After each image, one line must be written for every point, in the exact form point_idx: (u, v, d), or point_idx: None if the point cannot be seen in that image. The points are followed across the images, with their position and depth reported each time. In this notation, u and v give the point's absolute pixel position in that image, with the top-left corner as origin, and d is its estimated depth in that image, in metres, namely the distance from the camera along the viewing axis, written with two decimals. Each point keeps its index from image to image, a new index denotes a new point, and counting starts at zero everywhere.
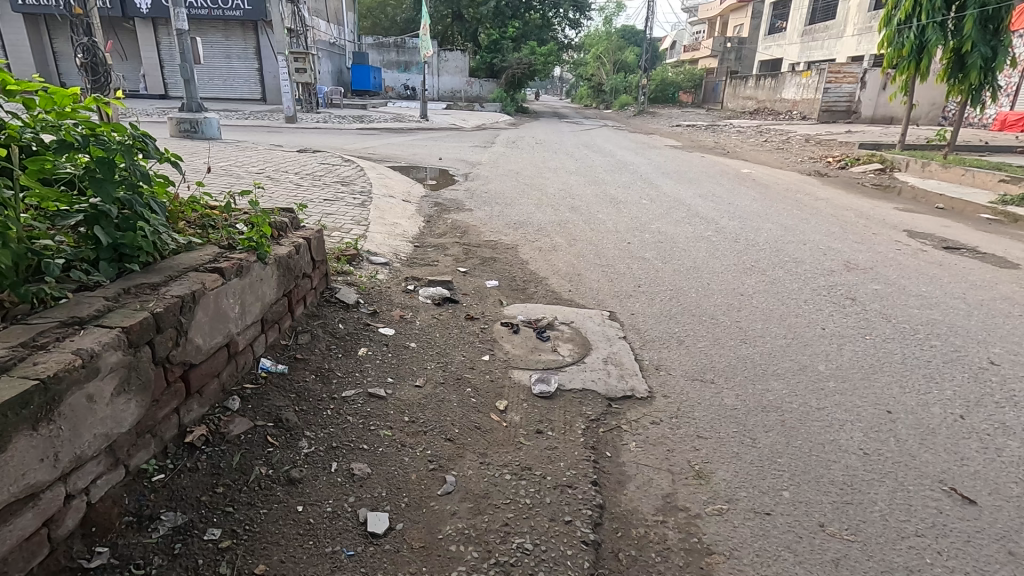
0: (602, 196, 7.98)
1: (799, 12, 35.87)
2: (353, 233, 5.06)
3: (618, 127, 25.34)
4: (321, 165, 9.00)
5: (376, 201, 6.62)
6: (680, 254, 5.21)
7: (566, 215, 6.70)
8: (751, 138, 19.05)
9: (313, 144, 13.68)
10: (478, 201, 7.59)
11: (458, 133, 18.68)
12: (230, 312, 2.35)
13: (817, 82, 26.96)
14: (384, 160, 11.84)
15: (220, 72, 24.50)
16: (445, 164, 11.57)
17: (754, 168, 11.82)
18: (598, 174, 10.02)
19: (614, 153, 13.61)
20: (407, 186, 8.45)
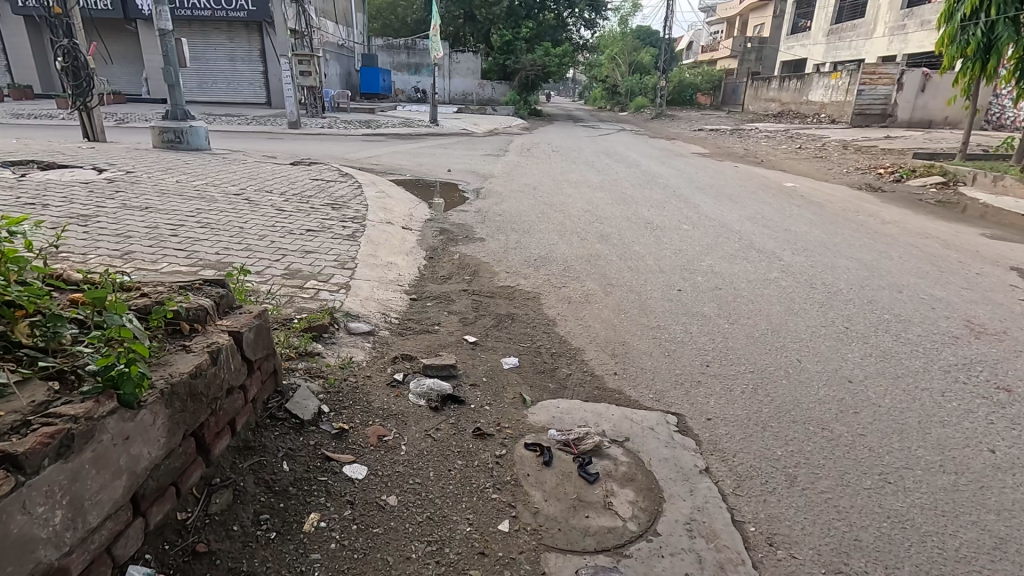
0: (634, 219, 6.88)
1: (825, 10, 34.40)
2: (335, 281, 4.02)
3: (637, 131, 24.18)
4: (313, 181, 8.00)
5: (371, 230, 5.59)
6: (750, 310, 4.09)
7: (596, 246, 5.63)
8: (782, 144, 17.81)
9: (313, 154, 12.71)
10: (491, 225, 6.54)
11: (468, 140, 17.66)
12: (39, 530, 1.30)
13: (847, 84, 25.58)
14: (387, 171, 10.84)
15: (224, 75, 23.72)
16: (455, 176, 10.55)
17: (798, 181, 10.65)
18: (625, 190, 8.91)
19: (639, 163, 12.48)
20: (411, 206, 7.42)
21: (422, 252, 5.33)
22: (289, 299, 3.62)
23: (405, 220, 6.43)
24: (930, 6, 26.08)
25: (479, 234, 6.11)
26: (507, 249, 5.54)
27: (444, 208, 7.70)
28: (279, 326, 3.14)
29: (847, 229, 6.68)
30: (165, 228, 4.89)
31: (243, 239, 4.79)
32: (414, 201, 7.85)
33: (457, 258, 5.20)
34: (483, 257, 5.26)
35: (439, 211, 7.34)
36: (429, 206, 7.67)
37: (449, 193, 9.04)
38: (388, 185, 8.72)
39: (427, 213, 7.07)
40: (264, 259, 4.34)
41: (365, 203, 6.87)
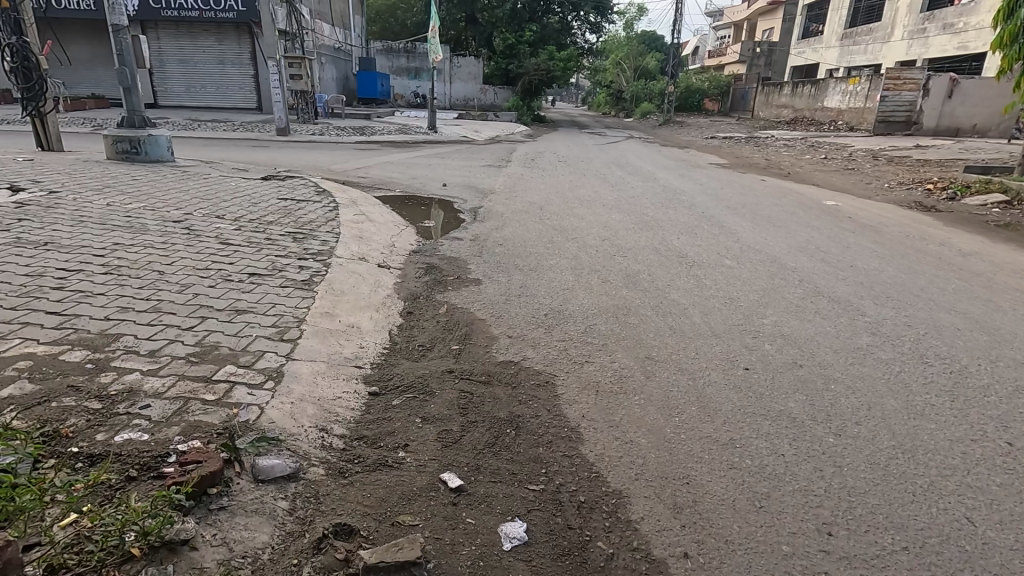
0: (664, 250, 5.69)
1: (839, 13, 33.27)
2: (264, 367, 2.81)
3: (647, 139, 23.05)
4: (283, 201, 6.84)
5: (335, 273, 4.39)
6: (855, 408, 2.87)
7: (622, 293, 4.42)
8: (804, 153, 16.64)
9: (296, 165, 11.58)
10: (489, 259, 5.34)
11: (469, 148, 16.51)
12: None
13: (867, 90, 24.39)
14: (375, 186, 9.70)
15: (213, 78, 22.72)
16: (450, 191, 9.37)
17: (836, 198, 9.45)
18: (646, 210, 7.73)
19: (654, 176, 11.32)
20: (395, 232, 6.24)
21: (399, 303, 4.12)
22: (181, 409, 2.40)
23: (384, 253, 5.24)
24: (953, 9, 24.91)
25: (474, 273, 4.91)
26: (508, 297, 4.34)
27: (434, 233, 6.52)
28: (136, 484, 1.93)
29: (925, 265, 5.45)
30: (55, 275, 3.69)
31: (156, 292, 3.59)
32: (399, 226, 6.68)
33: (443, 311, 4.01)
34: (478, 310, 4.06)
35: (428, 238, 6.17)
36: (417, 232, 6.50)
37: (443, 213, 7.88)
38: (373, 205, 7.57)
39: (413, 242, 5.88)
40: (174, 327, 3.14)
41: (338, 230, 5.70)
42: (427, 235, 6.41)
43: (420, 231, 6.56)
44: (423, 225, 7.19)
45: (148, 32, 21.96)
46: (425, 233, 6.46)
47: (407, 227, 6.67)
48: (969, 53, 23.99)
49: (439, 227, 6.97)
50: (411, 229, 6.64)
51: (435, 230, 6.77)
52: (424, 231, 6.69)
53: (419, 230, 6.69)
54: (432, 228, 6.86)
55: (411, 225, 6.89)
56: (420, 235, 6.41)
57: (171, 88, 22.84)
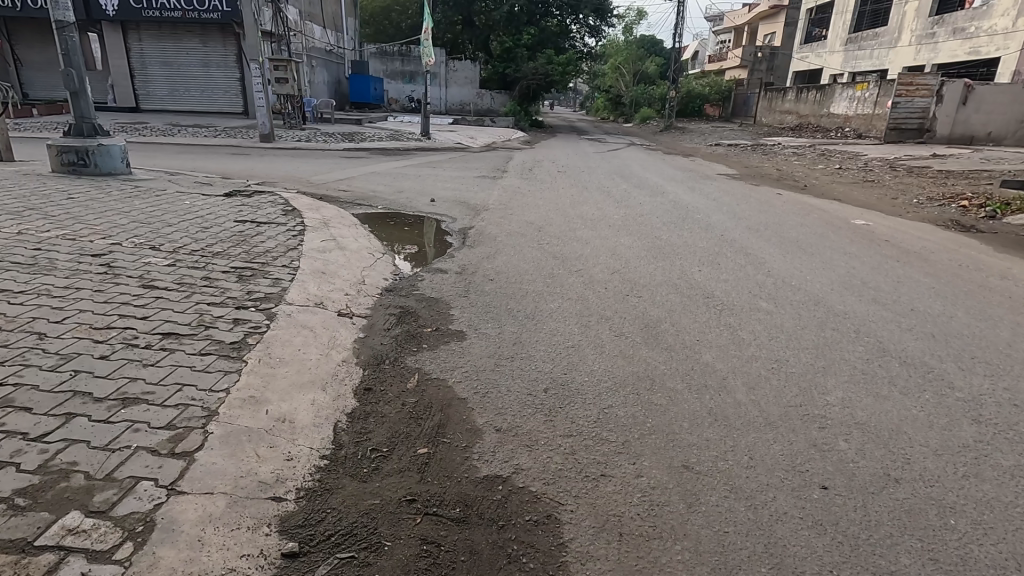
0: (684, 288, 4.81)
1: (843, 16, 32.53)
2: (123, 515, 1.89)
3: (648, 146, 22.22)
4: (240, 223, 5.92)
5: (277, 329, 3.47)
6: (1002, 570, 1.96)
7: (643, 356, 3.51)
8: (817, 162, 15.79)
9: (274, 176, 10.68)
10: (477, 301, 4.44)
11: (462, 156, 15.65)
12: None
13: (876, 96, 23.58)
14: (356, 201, 8.80)
15: (197, 82, 21.86)
16: (438, 207, 8.48)
17: (865, 215, 8.58)
18: (658, 233, 6.83)
19: (662, 189, 10.45)
20: (365, 262, 5.32)
21: (356, 371, 3.21)
22: None
23: (349, 293, 4.34)
24: (963, 12, 24.15)
25: (458, 322, 3.99)
26: (499, 360, 3.42)
27: (415, 263, 5.62)
28: None
29: (1000, 308, 4.55)
30: None
31: (19, 371, 2.68)
32: (377, 253, 5.78)
33: (412, 387, 3.09)
34: (459, 383, 3.14)
35: (407, 271, 5.30)
36: (395, 261, 5.60)
37: (428, 235, 6.98)
38: (347, 226, 6.66)
39: (387, 277, 4.98)
40: (15, 438, 2.22)
41: (295, 263, 4.79)
42: (406, 265, 5.50)
43: (399, 261, 5.66)
44: (404, 250, 6.29)
45: (129, 33, 21.14)
46: (405, 264, 5.56)
47: (385, 255, 5.78)
48: (981, 58, 23.21)
49: (421, 253, 6.07)
50: (389, 257, 5.75)
51: (417, 258, 5.89)
52: (404, 259, 5.79)
53: (399, 258, 5.81)
54: (414, 255, 5.97)
55: (390, 251, 6.00)
56: (399, 265, 5.50)
57: (154, 91, 21.95)
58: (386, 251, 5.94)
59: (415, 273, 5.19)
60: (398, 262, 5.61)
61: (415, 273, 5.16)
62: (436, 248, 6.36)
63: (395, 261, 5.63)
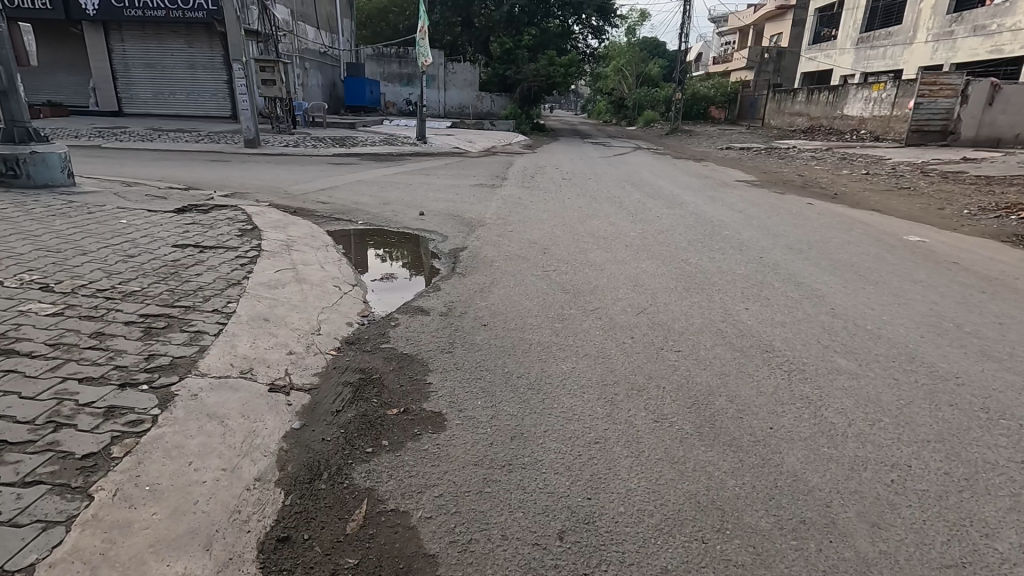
0: (733, 338, 3.73)
1: (854, 15, 31.51)
2: None
3: (656, 150, 21.19)
4: (177, 248, 4.83)
5: (167, 423, 2.39)
6: None
7: (702, 464, 2.41)
8: (840, 167, 14.71)
9: (248, 186, 9.64)
10: (465, 359, 3.35)
11: (459, 161, 14.62)
12: None
13: (894, 97, 22.53)
14: (334, 216, 7.73)
15: (183, 84, 20.91)
16: (427, 222, 7.41)
17: (916, 230, 7.50)
18: (686, 256, 5.74)
19: (680, 199, 9.36)
20: (325, 301, 4.20)
21: (272, 497, 2.13)
22: None
23: (294, 352, 3.26)
24: (984, 9, 23.10)
25: (436, 400, 2.90)
26: (490, 473, 2.34)
27: (393, 301, 4.52)
28: None
29: None
30: None
31: None
32: (344, 286, 4.66)
33: (354, 533, 1.99)
34: (428, 521, 2.06)
35: (378, 312, 4.19)
36: (367, 299, 4.49)
37: (412, 259, 5.89)
38: (313, 249, 5.55)
39: (351, 323, 3.90)
40: None
41: (231, 307, 3.71)
42: (381, 305, 4.39)
43: (373, 299, 4.55)
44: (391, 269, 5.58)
45: (111, 34, 20.19)
46: (378, 303, 4.45)
47: (355, 289, 4.66)
48: (1004, 57, 22.13)
49: (402, 285, 4.97)
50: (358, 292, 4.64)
51: (396, 292, 4.77)
52: (379, 295, 4.68)
53: (372, 294, 4.70)
54: (393, 290, 4.86)
55: (362, 283, 4.88)
56: (372, 304, 4.39)
57: (138, 95, 20.96)
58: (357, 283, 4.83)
59: (390, 315, 4.11)
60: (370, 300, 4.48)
61: (388, 316, 4.08)
62: (420, 278, 5.26)
63: (367, 299, 4.51)
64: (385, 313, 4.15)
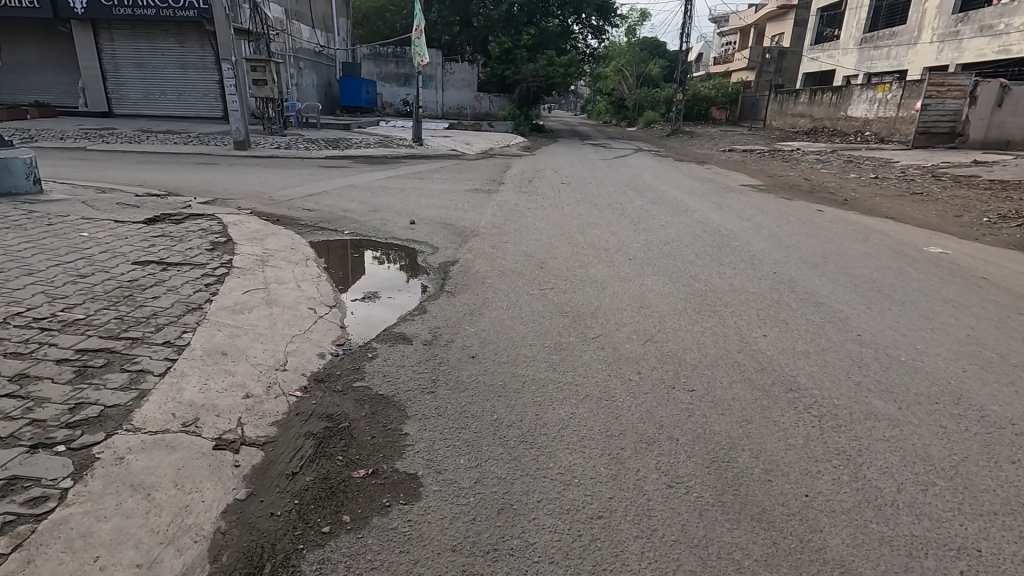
0: (753, 373, 3.31)
1: (858, 15, 31.13)
2: None
3: (657, 152, 20.80)
4: (137, 266, 4.40)
5: (77, 501, 1.97)
6: None
7: (730, 550, 1.99)
8: (848, 170, 14.30)
9: (232, 191, 9.22)
10: (450, 402, 2.94)
11: (455, 164, 14.20)
12: None
13: (900, 97, 22.13)
14: (320, 225, 7.31)
15: (174, 85, 20.49)
16: (418, 232, 6.99)
17: (935, 240, 7.09)
18: (695, 272, 5.31)
19: (684, 205, 8.94)
20: (294, 327, 3.77)
21: None
22: None
23: (251, 396, 2.84)
24: (991, 9, 22.70)
25: (411, 457, 2.48)
26: (471, 562, 1.92)
27: (372, 326, 4.06)
28: None
29: None
30: None
31: None
32: (319, 309, 4.22)
33: None
34: None
35: (355, 340, 3.76)
36: (343, 324, 4.04)
37: (398, 274, 5.46)
38: (289, 265, 5.11)
39: (323, 355, 3.47)
40: None
41: (185, 338, 3.28)
42: (357, 330, 3.94)
43: (350, 323, 4.10)
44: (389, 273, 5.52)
45: (101, 33, 19.76)
46: (355, 328, 3.99)
47: (330, 312, 4.20)
48: (1012, 57, 21.73)
49: (384, 306, 4.52)
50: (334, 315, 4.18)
51: (376, 314, 4.32)
52: (357, 318, 4.23)
53: (350, 316, 4.25)
54: (372, 311, 4.40)
55: (338, 304, 4.43)
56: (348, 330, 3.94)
57: (128, 95, 20.52)
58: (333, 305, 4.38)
59: (368, 344, 3.68)
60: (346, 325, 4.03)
61: (365, 346, 3.65)
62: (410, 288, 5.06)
63: (343, 323, 4.06)
64: (362, 342, 3.73)
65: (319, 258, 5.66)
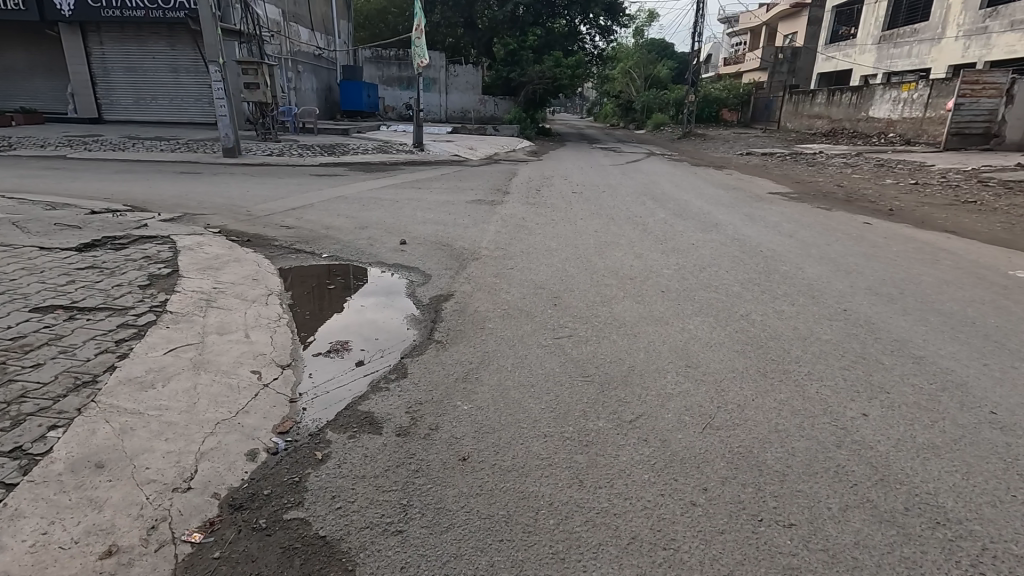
0: (870, 491, 2.27)
1: (876, 12, 30.01)
2: None
3: (672, 156, 19.73)
4: (34, 316, 3.41)
5: None
6: None
7: None
8: (883, 175, 13.21)
9: (207, 205, 8.29)
10: (424, 557, 1.92)
11: (457, 171, 13.24)
12: None
13: (926, 97, 21.00)
14: (297, 245, 6.33)
15: (166, 89, 19.67)
16: (408, 254, 6.00)
17: (1015, 261, 6.04)
18: (750, 314, 4.23)
19: (713, 219, 7.92)
20: (226, 406, 2.78)
21: None
22: None
23: (114, 552, 1.85)
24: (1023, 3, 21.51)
25: None
26: None
27: (358, 359, 3.56)
28: None
29: None
30: None
31: None
32: (269, 372, 3.23)
33: None
34: None
35: (310, 423, 2.77)
36: (319, 361, 3.52)
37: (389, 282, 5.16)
38: (241, 306, 4.10)
39: (254, 457, 2.47)
40: None
41: (46, 442, 2.30)
42: (322, 407, 2.94)
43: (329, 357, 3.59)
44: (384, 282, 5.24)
45: (89, 36, 18.97)
46: (323, 372, 3.37)
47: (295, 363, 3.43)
48: None
49: (373, 330, 4.05)
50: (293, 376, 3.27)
51: (363, 342, 3.83)
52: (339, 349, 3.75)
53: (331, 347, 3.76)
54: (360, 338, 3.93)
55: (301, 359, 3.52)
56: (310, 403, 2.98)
57: (118, 100, 19.74)
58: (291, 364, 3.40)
59: (325, 433, 2.68)
60: (304, 398, 3.04)
61: (318, 437, 2.65)
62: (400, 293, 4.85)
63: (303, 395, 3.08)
64: (316, 427, 2.73)
65: (281, 294, 4.63)
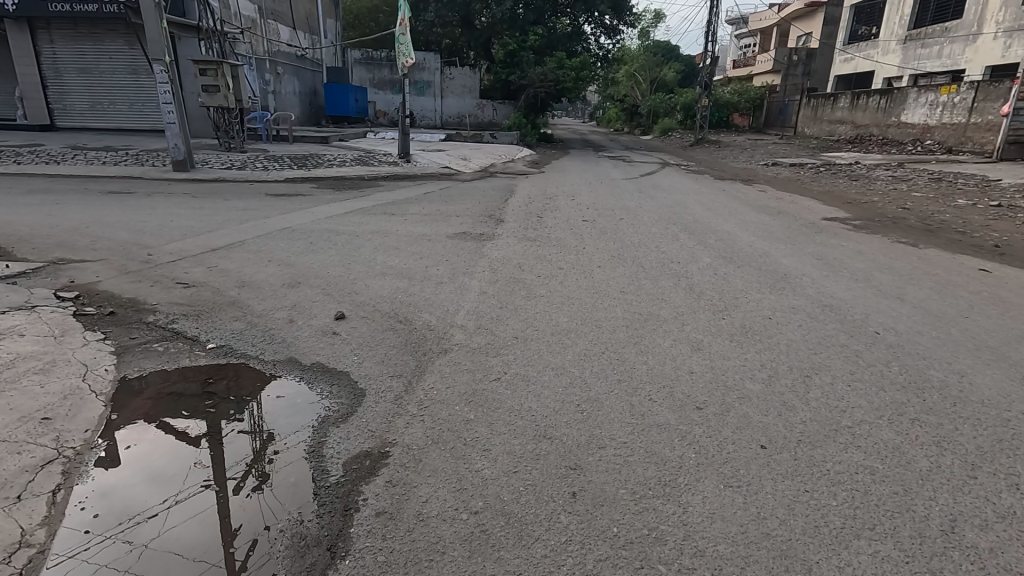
0: None
1: (900, 9, 28.05)
2: None
3: (688, 167, 17.65)
4: None
5: None
6: None
7: None
8: (948, 193, 11.17)
9: (98, 246, 6.24)
10: None
11: (443, 188, 11.23)
12: None
13: (970, 101, 18.96)
14: (180, 320, 4.26)
15: (125, 93, 17.64)
16: (342, 339, 3.96)
17: None
18: (957, 537, 2.11)
19: (776, 265, 5.85)
20: (125, 537, 2.18)
21: None
22: None
23: None
24: None
25: None
26: None
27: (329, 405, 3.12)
28: None
29: None
30: None
31: None
32: (170, 488, 2.47)
33: None
34: None
35: (250, 530, 2.19)
36: (292, 400, 3.17)
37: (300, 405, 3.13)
38: (142, 426, 2.92)
39: None
40: None
41: None
42: (284, 490, 2.43)
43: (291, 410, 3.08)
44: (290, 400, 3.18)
45: (38, 33, 16.99)
46: (293, 416, 3.01)
47: (250, 418, 3.02)
48: None
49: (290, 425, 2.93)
50: (234, 451, 2.74)
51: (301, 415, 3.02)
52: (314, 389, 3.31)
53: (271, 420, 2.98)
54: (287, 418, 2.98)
55: (262, 410, 3.09)
56: None
57: (72, 105, 17.73)
58: (251, 431, 2.90)
59: (258, 554, 2.06)
60: None
61: (241, 568, 2.00)
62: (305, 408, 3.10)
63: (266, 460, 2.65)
64: (250, 544, 2.12)
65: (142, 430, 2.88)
